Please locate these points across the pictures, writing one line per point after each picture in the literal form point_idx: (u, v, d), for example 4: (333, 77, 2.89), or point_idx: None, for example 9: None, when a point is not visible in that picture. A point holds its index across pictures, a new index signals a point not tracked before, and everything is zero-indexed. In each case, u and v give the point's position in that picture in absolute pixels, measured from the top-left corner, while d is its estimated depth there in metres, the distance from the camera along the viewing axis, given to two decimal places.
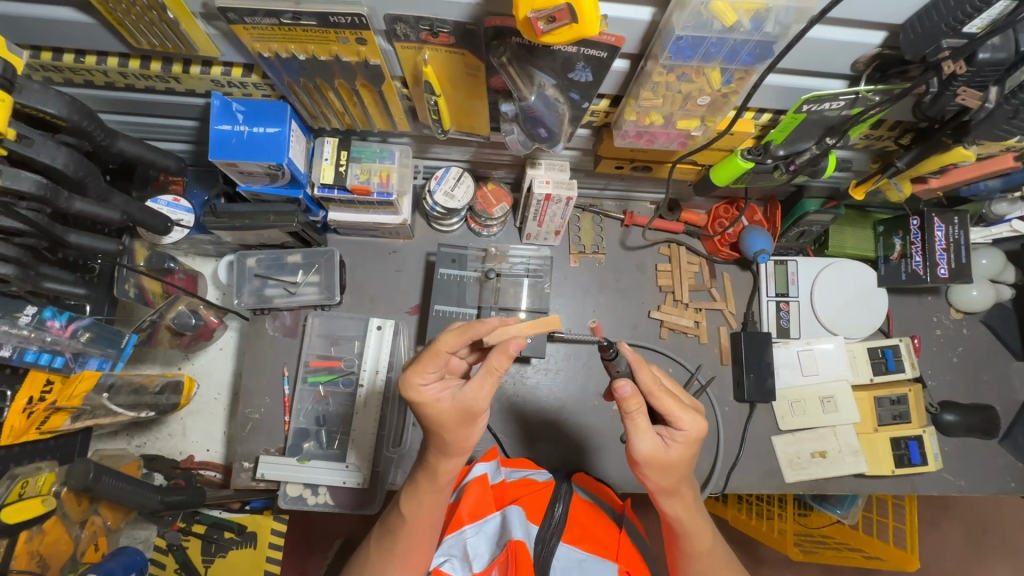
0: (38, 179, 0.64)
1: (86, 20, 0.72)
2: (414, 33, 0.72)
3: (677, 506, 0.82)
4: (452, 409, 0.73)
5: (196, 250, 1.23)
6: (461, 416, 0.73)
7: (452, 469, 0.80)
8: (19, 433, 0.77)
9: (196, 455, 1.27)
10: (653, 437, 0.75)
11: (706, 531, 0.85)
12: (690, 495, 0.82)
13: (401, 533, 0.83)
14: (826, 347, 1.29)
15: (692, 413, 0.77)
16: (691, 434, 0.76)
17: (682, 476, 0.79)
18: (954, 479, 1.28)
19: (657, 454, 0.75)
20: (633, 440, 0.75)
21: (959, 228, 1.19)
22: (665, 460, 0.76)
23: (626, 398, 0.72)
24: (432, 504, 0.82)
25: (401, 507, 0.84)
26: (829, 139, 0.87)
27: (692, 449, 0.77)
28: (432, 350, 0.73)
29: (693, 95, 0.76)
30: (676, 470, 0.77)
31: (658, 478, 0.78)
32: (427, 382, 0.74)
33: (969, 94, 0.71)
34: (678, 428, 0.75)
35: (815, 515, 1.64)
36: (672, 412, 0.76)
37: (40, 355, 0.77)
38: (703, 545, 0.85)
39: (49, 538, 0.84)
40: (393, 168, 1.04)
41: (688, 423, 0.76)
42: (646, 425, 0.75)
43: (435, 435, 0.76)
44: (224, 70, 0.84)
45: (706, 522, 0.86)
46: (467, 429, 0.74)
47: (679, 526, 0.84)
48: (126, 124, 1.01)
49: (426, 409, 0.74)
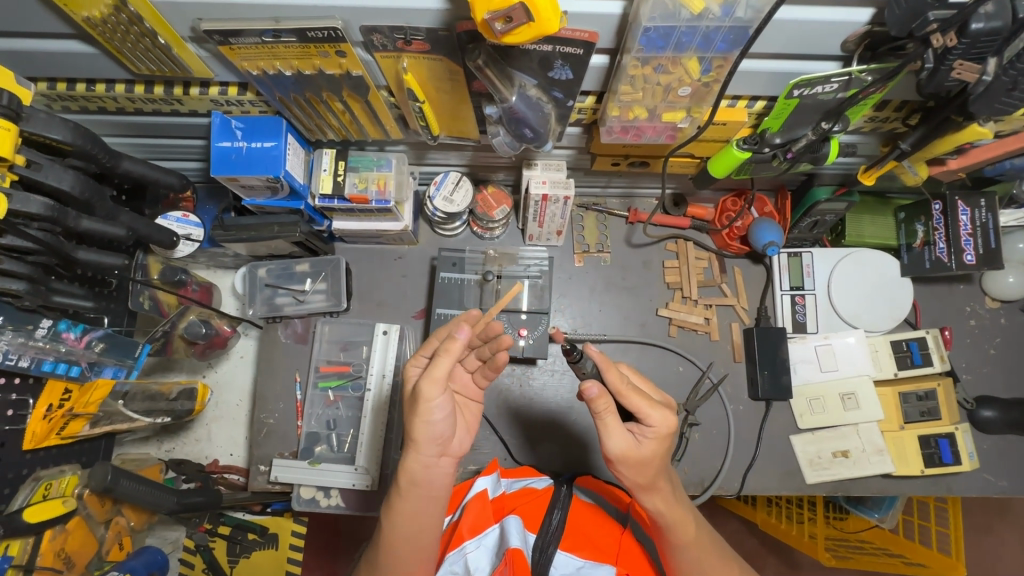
0: (46, 201, 0.70)
1: (91, 51, 0.77)
2: (391, 42, 0.74)
3: (657, 500, 0.81)
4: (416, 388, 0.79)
5: (214, 262, 1.29)
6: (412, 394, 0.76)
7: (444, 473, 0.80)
8: (41, 438, 0.85)
9: (220, 459, 1.33)
10: (625, 435, 0.75)
11: (689, 520, 0.84)
12: (668, 488, 0.81)
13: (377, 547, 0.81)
14: (846, 340, 1.23)
15: (662, 407, 0.76)
16: (662, 428, 0.75)
17: (658, 472, 0.78)
18: (995, 479, 1.20)
19: (630, 451, 0.75)
20: (605, 439, 0.75)
21: (987, 211, 1.11)
22: (638, 456, 0.75)
23: (595, 399, 0.72)
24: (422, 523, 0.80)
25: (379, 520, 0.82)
26: (825, 124, 0.83)
27: (664, 443, 0.76)
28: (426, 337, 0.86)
29: (673, 85, 0.76)
30: (651, 466, 0.77)
31: (633, 475, 0.78)
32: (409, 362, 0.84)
33: (966, 67, 0.67)
34: (648, 424, 0.74)
35: (852, 518, 1.54)
36: (641, 409, 0.74)
37: (57, 365, 0.84)
38: (687, 535, 0.83)
39: (74, 537, 0.90)
40: (390, 176, 1.06)
41: (658, 418, 0.75)
42: (616, 424, 0.74)
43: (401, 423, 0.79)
44: (221, 89, 0.88)
45: (689, 510, 0.85)
46: (414, 413, 0.74)
47: (660, 519, 0.82)
48: (137, 146, 1.06)
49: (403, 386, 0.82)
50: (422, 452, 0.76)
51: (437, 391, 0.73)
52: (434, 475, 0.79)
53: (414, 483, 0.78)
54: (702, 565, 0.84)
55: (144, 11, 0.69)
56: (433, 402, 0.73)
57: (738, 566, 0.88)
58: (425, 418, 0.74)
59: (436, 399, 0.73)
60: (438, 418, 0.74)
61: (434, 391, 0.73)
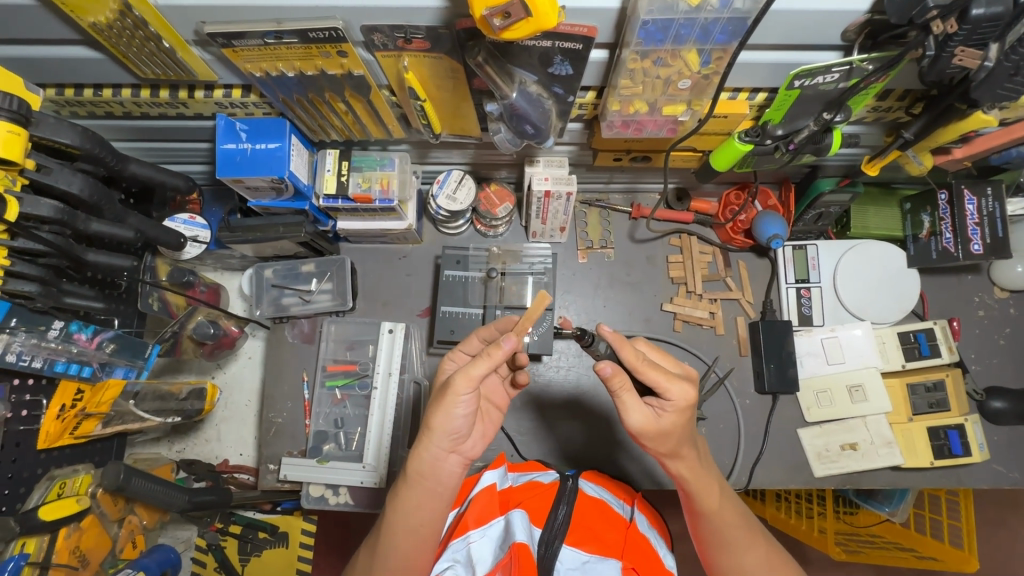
0: (56, 205, 0.72)
1: (97, 56, 0.79)
2: (391, 42, 0.75)
3: (682, 466, 0.82)
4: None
5: (222, 264, 1.30)
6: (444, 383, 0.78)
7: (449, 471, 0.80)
8: (55, 437, 0.86)
9: (230, 459, 1.34)
10: (643, 409, 0.76)
11: (714, 489, 0.84)
12: (692, 456, 0.82)
13: (380, 540, 0.81)
14: (853, 333, 1.22)
15: (680, 381, 0.76)
16: (682, 402, 0.75)
17: (680, 442, 0.79)
18: (1006, 471, 1.19)
19: (649, 425, 0.76)
20: (625, 415, 0.76)
21: (993, 200, 1.11)
22: (658, 429, 0.76)
23: (610, 378, 0.73)
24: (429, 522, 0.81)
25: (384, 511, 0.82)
26: (828, 114, 0.84)
27: (685, 416, 0.76)
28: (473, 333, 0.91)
29: (673, 79, 0.76)
30: (673, 437, 0.77)
31: (655, 445, 0.79)
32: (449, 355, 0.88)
33: (968, 53, 0.67)
34: (667, 399, 0.75)
35: (862, 513, 1.53)
36: (660, 383, 0.74)
37: (69, 365, 0.85)
38: (711, 504, 0.84)
39: (89, 535, 0.91)
40: (393, 175, 1.07)
41: (677, 392, 0.75)
42: (634, 400, 0.76)
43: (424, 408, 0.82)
44: (225, 92, 0.89)
45: (715, 479, 0.85)
46: (439, 401, 0.77)
47: (685, 485, 0.84)
48: (144, 150, 1.08)
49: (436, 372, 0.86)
50: (437, 442, 0.77)
51: (467, 388, 0.75)
52: (442, 469, 0.80)
53: (420, 473, 0.79)
54: (726, 535, 0.85)
55: (148, 16, 0.70)
56: (459, 397, 0.75)
57: (767, 542, 0.87)
58: (447, 409, 0.75)
59: (464, 396, 0.74)
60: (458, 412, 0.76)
61: (464, 387, 0.74)
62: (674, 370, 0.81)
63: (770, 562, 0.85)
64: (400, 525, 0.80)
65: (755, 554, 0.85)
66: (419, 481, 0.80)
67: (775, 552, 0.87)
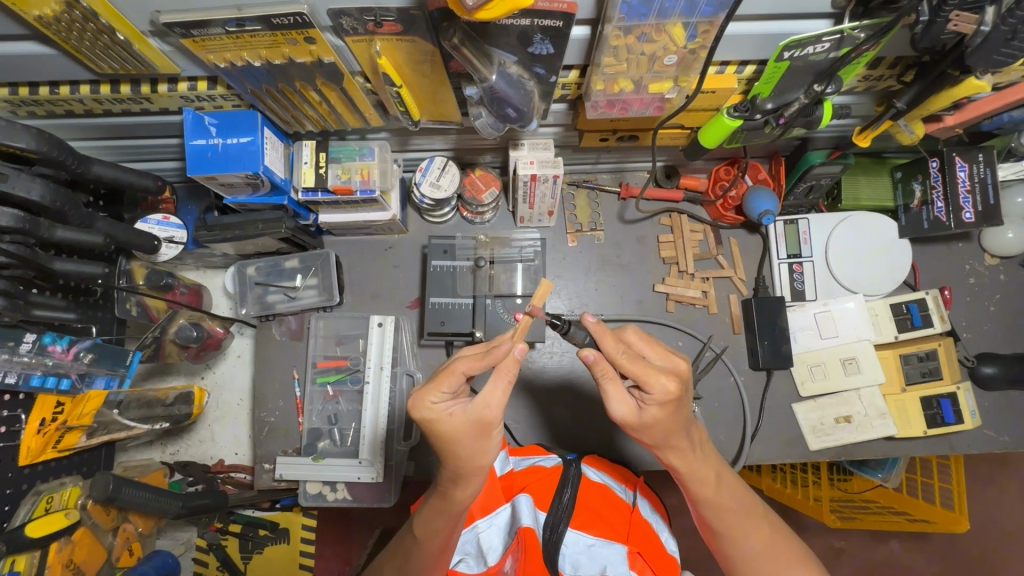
0: (14, 213, 0.70)
1: (49, 52, 0.75)
2: (361, 26, 0.70)
3: (674, 456, 0.82)
4: (465, 421, 0.69)
5: (204, 262, 1.26)
6: (473, 429, 0.70)
7: (463, 493, 0.75)
8: (37, 452, 0.86)
9: (226, 459, 1.32)
10: (627, 399, 0.76)
11: (709, 479, 0.85)
12: (685, 447, 0.81)
13: (413, 555, 0.82)
14: (846, 305, 1.21)
15: (664, 374, 0.73)
16: (664, 396, 0.73)
17: (668, 433, 0.78)
18: (997, 435, 1.21)
19: (631, 417, 0.76)
20: (608, 404, 0.77)
21: (984, 166, 1.08)
22: (640, 422, 0.76)
23: (592, 365, 0.74)
24: (439, 530, 0.79)
25: (412, 529, 0.82)
26: (817, 86, 0.81)
27: (669, 410, 0.74)
28: (449, 367, 0.71)
29: (658, 55, 0.74)
30: (659, 428, 0.77)
31: (643, 435, 0.79)
32: (439, 399, 0.70)
33: (963, 17, 0.65)
34: (648, 392, 0.73)
35: (856, 480, 1.53)
36: (642, 376, 0.73)
37: (46, 378, 0.85)
38: (708, 493, 0.85)
39: (81, 546, 0.91)
40: (373, 165, 1.02)
41: (658, 386, 0.73)
42: (617, 389, 0.76)
43: (450, 459, 0.72)
44: (189, 85, 0.85)
45: (712, 469, 0.85)
46: (482, 444, 0.71)
47: (679, 474, 0.85)
48: (109, 148, 1.03)
49: (440, 426, 0.70)
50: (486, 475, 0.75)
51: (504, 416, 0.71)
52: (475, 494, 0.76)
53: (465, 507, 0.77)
54: (726, 521, 0.86)
55: (99, 7, 0.66)
56: (501, 429, 0.71)
57: (769, 523, 0.87)
58: (493, 444, 0.72)
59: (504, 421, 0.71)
60: (495, 440, 0.72)
61: (501, 416, 0.70)
62: (662, 361, 0.78)
63: (774, 544, 0.86)
64: (432, 549, 0.81)
65: (758, 538, 0.86)
66: (464, 514, 0.78)
67: (779, 534, 0.87)
